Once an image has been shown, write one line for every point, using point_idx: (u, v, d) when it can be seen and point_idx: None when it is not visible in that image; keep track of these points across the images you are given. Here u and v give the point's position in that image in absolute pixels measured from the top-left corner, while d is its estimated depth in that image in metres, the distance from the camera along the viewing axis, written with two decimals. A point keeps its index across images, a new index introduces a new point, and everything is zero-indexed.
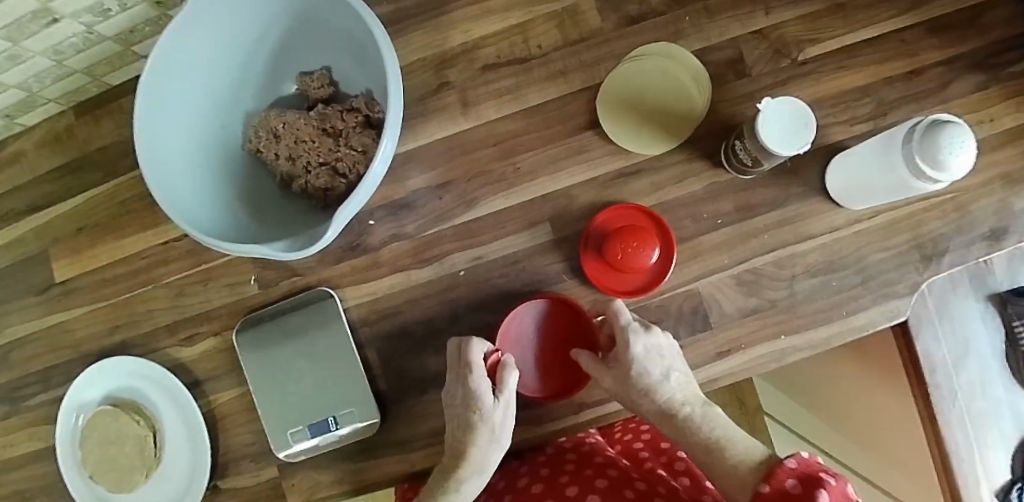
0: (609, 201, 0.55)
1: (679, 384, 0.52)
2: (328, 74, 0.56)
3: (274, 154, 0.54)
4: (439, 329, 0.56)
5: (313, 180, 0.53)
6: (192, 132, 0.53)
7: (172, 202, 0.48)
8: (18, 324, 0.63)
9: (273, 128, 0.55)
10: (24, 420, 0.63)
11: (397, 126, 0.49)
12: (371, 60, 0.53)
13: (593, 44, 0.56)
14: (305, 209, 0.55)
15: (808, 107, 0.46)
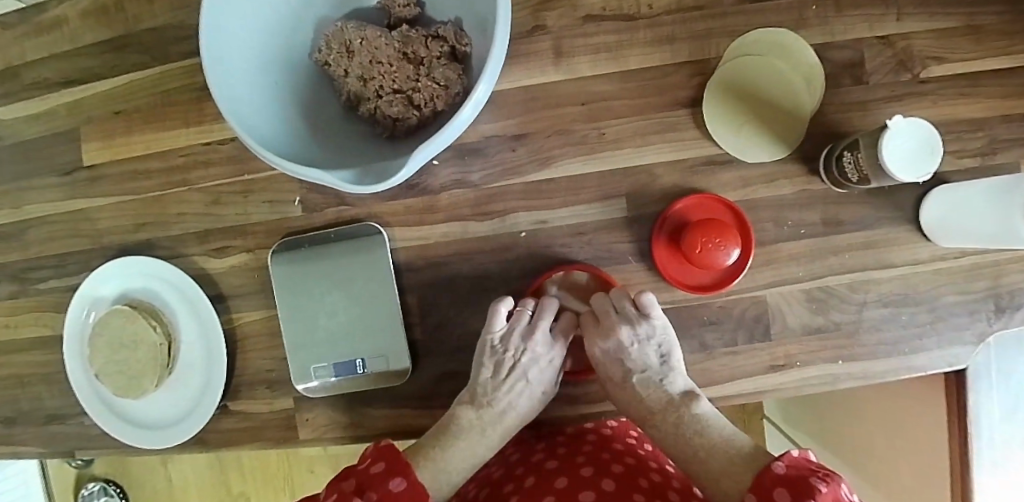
0: (692, 188, 0.51)
1: (660, 371, 0.49)
2: None
3: (346, 71, 0.50)
4: (488, 289, 0.52)
5: (384, 107, 0.48)
6: (261, 31, 0.49)
7: (233, 107, 0.44)
8: (41, 202, 0.61)
9: (348, 43, 0.50)
10: (31, 302, 0.62)
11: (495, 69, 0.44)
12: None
13: (708, 15, 0.51)
14: (369, 136, 0.51)
15: (936, 131, 0.43)
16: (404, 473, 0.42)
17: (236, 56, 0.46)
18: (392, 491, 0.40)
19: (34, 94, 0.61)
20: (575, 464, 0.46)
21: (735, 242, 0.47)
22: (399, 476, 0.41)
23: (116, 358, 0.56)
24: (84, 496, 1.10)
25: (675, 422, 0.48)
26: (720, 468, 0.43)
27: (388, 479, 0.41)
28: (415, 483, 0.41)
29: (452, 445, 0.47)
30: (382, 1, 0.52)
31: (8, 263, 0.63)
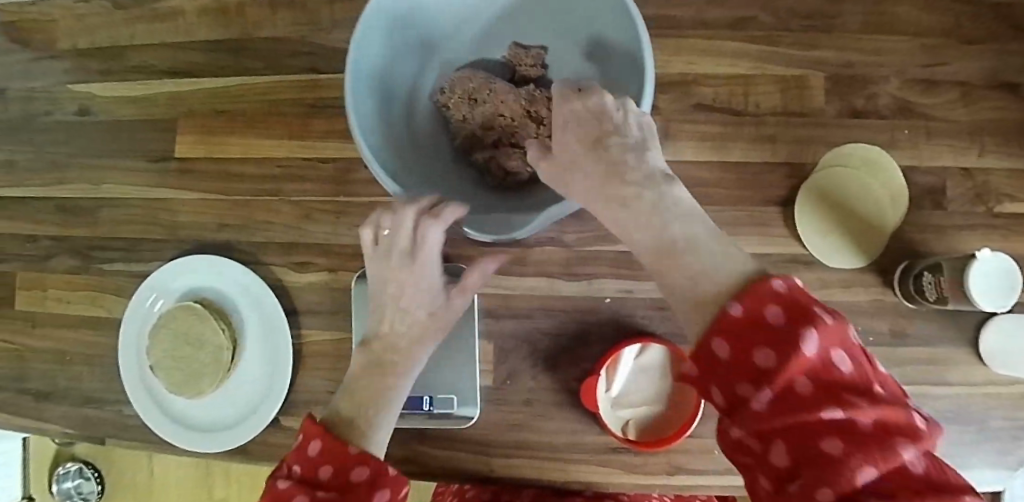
0: (773, 281, 0.54)
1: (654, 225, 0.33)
2: (543, 54, 0.53)
3: (467, 117, 0.52)
4: (564, 347, 0.53)
5: (502, 159, 0.50)
6: (397, 68, 0.51)
7: (367, 137, 0.46)
8: (122, 184, 0.61)
9: (473, 92, 0.52)
10: (90, 281, 0.61)
11: None
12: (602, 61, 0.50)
13: (809, 123, 0.54)
14: (478, 183, 0.53)
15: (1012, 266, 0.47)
16: (337, 459, 0.36)
17: (374, 89, 0.48)
18: (315, 459, 0.36)
19: (135, 77, 0.62)
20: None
21: None
22: (350, 468, 0.36)
23: (179, 353, 0.55)
24: (61, 474, 1.11)
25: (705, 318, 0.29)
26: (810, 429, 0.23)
27: (320, 465, 0.36)
28: (338, 444, 0.37)
29: (385, 380, 0.42)
30: (509, 56, 0.54)
31: (73, 237, 0.62)
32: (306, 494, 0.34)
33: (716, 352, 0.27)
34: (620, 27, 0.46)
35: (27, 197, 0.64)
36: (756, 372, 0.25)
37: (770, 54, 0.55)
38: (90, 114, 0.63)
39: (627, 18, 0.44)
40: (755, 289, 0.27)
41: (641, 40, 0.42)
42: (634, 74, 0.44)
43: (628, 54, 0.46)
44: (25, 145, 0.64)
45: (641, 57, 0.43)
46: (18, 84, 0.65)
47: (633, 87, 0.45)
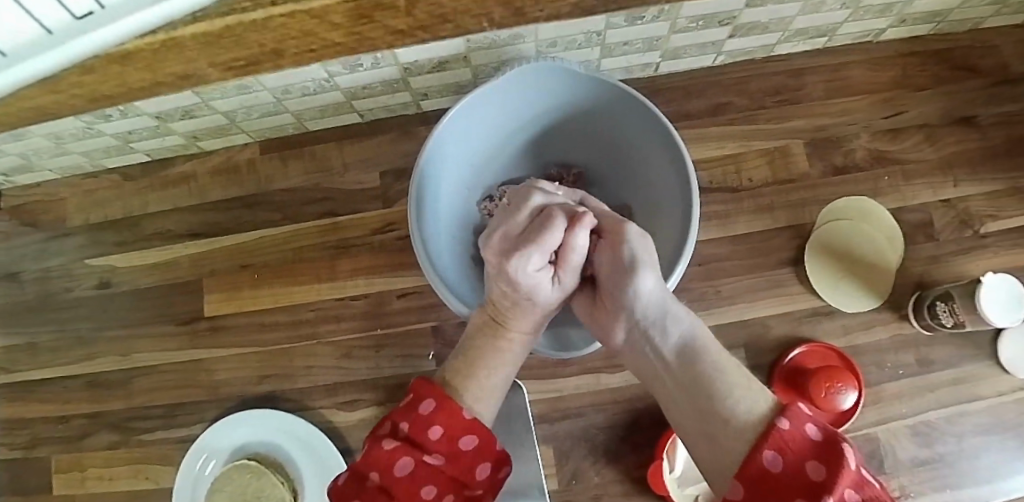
0: (802, 336, 0.57)
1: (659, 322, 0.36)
2: (583, 172, 0.57)
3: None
4: (621, 437, 0.55)
5: None
6: (450, 194, 0.53)
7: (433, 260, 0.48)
8: (152, 351, 0.61)
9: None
10: (132, 453, 0.61)
11: (674, 252, 0.48)
12: (644, 185, 0.54)
13: (799, 186, 0.59)
14: None
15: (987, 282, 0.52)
16: (445, 424, 0.30)
17: (434, 215, 0.51)
18: (425, 417, 0.30)
19: (153, 243, 0.63)
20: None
21: (846, 382, 0.52)
22: (459, 434, 0.31)
23: None
24: None
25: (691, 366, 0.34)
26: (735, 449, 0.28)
27: (430, 425, 0.30)
28: (453, 408, 0.31)
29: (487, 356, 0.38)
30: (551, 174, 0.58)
31: (108, 412, 0.62)
32: (415, 472, 0.28)
33: (808, 476, 0.23)
34: (665, 160, 0.50)
35: (55, 377, 0.64)
36: (826, 492, 0.22)
37: (752, 130, 0.60)
38: (111, 285, 0.63)
39: (676, 157, 0.48)
40: (823, 431, 0.24)
41: (689, 175, 0.47)
42: (679, 210, 0.48)
43: (673, 190, 0.50)
44: (47, 326, 0.65)
45: (689, 199, 0.47)
46: (32, 267, 0.66)
47: (676, 221, 0.49)
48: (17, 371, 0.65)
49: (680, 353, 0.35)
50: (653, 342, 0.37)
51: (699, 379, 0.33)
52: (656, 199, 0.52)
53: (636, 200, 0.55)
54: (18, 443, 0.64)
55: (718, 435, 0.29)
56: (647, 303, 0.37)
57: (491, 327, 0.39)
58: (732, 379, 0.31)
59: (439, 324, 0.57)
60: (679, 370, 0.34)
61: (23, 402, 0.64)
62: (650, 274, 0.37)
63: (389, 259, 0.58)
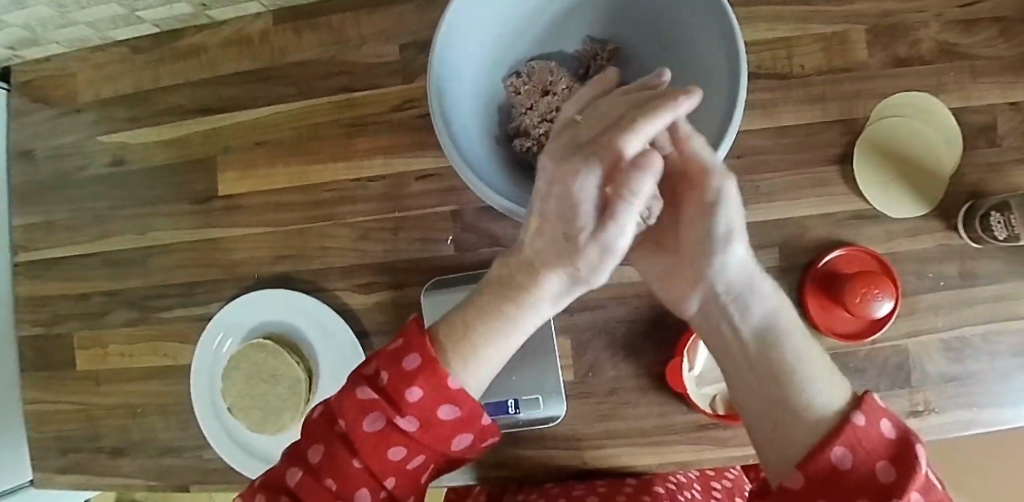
0: (841, 239, 0.53)
1: (740, 299, 0.33)
2: (619, 49, 0.53)
3: (535, 108, 0.50)
4: (643, 331, 0.53)
5: None
6: (473, 63, 0.49)
7: (453, 127, 0.44)
8: (168, 230, 0.60)
9: (545, 82, 0.51)
10: (151, 331, 0.61)
11: (714, 124, 0.43)
12: (685, 60, 0.49)
13: (854, 77, 0.54)
14: None
15: None
16: (426, 380, 0.32)
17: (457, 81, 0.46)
18: (408, 375, 0.32)
19: (166, 120, 0.61)
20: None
21: (885, 290, 0.49)
22: (436, 401, 0.32)
23: (254, 393, 0.55)
24: None
25: (764, 353, 0.32)
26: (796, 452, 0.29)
27: (410, 385, 0.32)
28: (437, 372, 0.32)
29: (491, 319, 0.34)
30: (582, 50, 0.53)
31: (125, 290, 0.62)
32: (382, 429, 0.32)
33: (879, 477, 0.25)
34: (708, 29, 0.45)
35: (71, 256, 0.63)
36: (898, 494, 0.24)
37: (808, 12, 0.54)
38: (124, 163, 0.62)
39: (723, 21, 0.43)
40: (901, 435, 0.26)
41: (737, 38, 0.41)
42: (723, 85, 0.43)
43: (718, 63, 0.44)
44: (62, 205, 0.63)
45: (737, 69, 0.42)
46: (45, 144, 0.64)
47: (719, 97, 0.44)
48: (35, 250, 0.64)
49: (758, 334, 0.32)
50: (731, 318, 0.34)
51: (772, 367, 0.31)
52: (698, 76, 0.47)
53: (677, 79, 0.50)
54: (39, 320, 0.64)
55: (788, 425, 0.29)
56: (732, 273, 0.33)
57: (503, 285, 0.34)
58: (813, 374, 0.30)
59: (460, 209, 0.55)
60: (756, 351, 0.32)
61: (42, 280, 0.64)
62: (741, 241, 0.33)
63: (408, 140, 0.56)
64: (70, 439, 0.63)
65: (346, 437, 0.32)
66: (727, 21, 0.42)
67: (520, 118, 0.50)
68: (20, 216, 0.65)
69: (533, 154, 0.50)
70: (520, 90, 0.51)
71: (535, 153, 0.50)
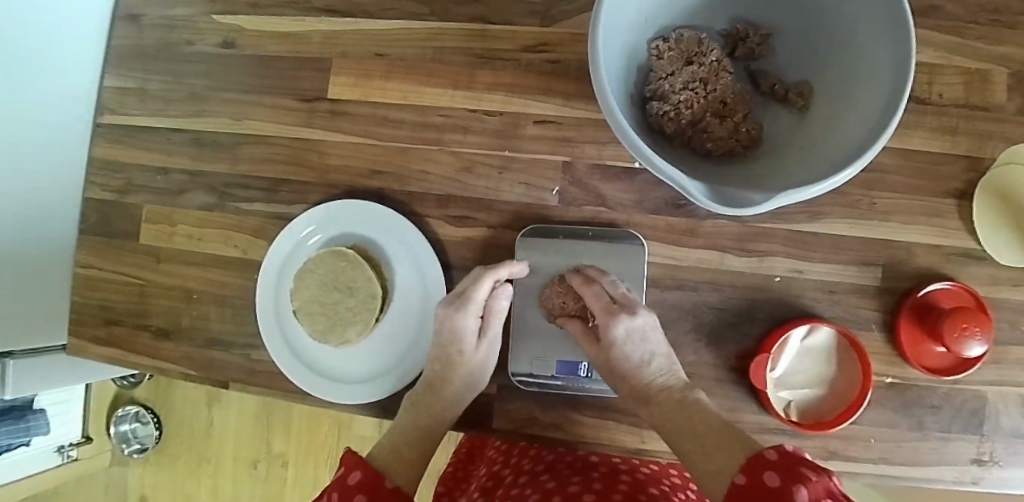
0: (944, 273, 0.53)
1: (654, 363, 0.48)
2: (769, 37, 0.52)
3: (677, 75, 0.50)
4: (729, 322, 0.53)
5: (720, 131, 0.49)
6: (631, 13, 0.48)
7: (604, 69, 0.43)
8: (266, 122, 0.59)
9: (690, 51, 0.51)
10: (225, 220, 0.59)
11: (863, 126, 0.43)
12: (837, 61, 0.49)
13: (991, 117, 0.53)
14: (683, 151, 0.51)
15: None
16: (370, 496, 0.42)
17: (615, 27, 0.45)
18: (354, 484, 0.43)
19: (287, 12, 0.59)
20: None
21: (987, 333, 0.47)
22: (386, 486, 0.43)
23: (326, 301, 0.54)
24: (117, 417, 1.13)
25: (674, 402, 0.47)
26: (718, 469, 0.40)
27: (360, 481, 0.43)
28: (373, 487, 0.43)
29: (443, 396, 0.51)
30: (732, 29, 0.52)
31: (208, 173, 0.60)
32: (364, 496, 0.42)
33: None
34: (873, 30, 0.44)
35: (159, 128, 0.62)
36: None
37: (957, 44, 0.54)
38: (234, 47, 0.61)
39: (892, 22, 0.42)
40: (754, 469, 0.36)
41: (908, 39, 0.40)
42: (881, 89, 0.43)
43: (875, 65, 0.44)
44: (161, 75, 0.62)
45: (903, 71, 0.41)
46: (155, 12, 0.63)
47: (874, 100, 0.43)
48: (123, 114, 0.63)
49: (652, 387, 0.48)
50: (660, 384, 0.48)
51: (676, 409, 0.46)
52: (851, 78, 0.47)
53: (823, 79, 0.50)
54: (111, 186, 0.63)
55: (710, 451, 0.41)
56: (633, 344, 0.48)
57: (437, 389, 0.51)
58: (698, 408, 0.46)
59: (572, 161, 0.54)
60: (660, 403, 0.47)
61: (123, 146, 0.63)
62: (638, 316, 0.48)
63: (533, 82, 0.55)
64: (117, 311, 0.62)
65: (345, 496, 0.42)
66: (903, 19, 0.40)
67: (659, 82, 0.50)
68: (114, 79, 0.63)
69: (668, 120, 0.49)
70: (664, 55, 0.50)
71: (670, 119, 0.49)
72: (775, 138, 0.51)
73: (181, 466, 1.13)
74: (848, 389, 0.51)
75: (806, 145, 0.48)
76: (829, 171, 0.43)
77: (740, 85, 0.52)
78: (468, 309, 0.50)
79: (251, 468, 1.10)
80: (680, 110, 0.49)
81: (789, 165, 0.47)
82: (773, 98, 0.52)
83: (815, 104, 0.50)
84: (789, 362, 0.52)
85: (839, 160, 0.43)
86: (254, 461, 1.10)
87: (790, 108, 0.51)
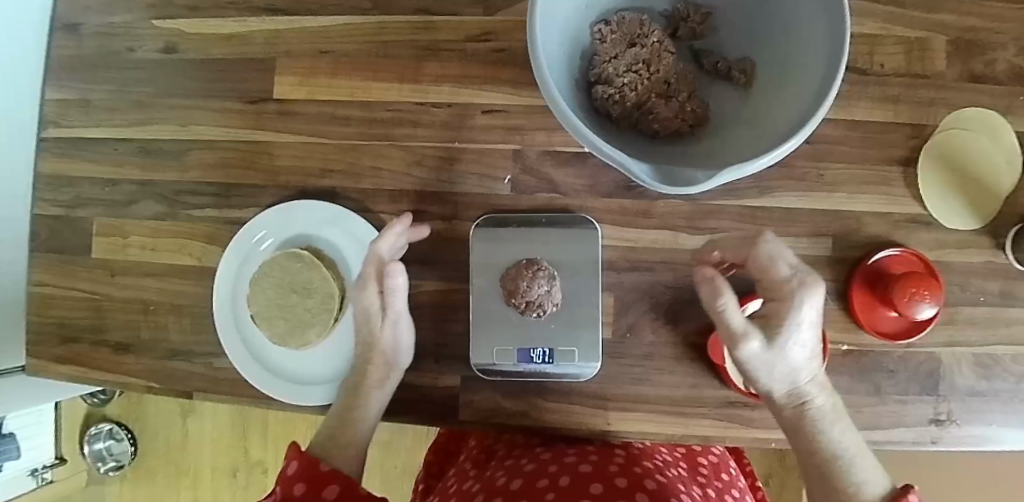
0: (893, 240, 0.54)
1: (811, 372, 0.44)
2: (711, 16, 0.52)
3: (620, 58, 0.50)
4: (687, 300, 0.53)
5: (665, 111, 0.49)
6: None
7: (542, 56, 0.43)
8: (214, 126, 0.58)
9: (632, 33, 0.51)
10: (178, 228, 0.59)
11: (801, 100, 0.44)
12: (778, 36, 0.49)
13: (931, 84, 0.54)
14: (629, 133, 0.51)
15: None
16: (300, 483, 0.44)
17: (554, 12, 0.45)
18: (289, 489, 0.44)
19: (229, 14, 0.58)
20: (607, 475, 0.48)
21: (936, 296, 0.48)
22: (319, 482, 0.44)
23: (283, 303, 0.53)
24: (91, 436, 1.11)
25: (800, 414, 0.45)
26: (842, 496, 0.44)
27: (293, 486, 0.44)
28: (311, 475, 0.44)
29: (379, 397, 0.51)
30: (674, 10, 0.52)
31: (158, 182, 0.59)
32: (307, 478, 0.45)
33: None
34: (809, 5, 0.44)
35: (105, 138, 0.61)
36: None
37: (895, 13, 0.54)
38: (177, 52, 0.59)
39: None
40: None
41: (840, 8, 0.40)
42: (818, 61, 0.43)
43: (813, 37, 0.44)
44: (103, 84, 0.61)
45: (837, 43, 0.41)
46: (94, 20, 0.61)
47: (812, 75, 0.43)
48: (67, 127, 0.61)
49: (794, 399, 0.44)
50: (811, 399, 0.45)
51: (801, 427, 0.45)
52: (789, 53, 0.47)
53: (765, 56, 0.50)
54: (60, 201, 0.61)
55: (822, 464, 0.45)
56: (800, 350, 0.42)
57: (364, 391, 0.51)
58: (847, 445, 0.44)
59: (523, 149, 0.54)
60: (793, 415, 0.45)
61: (69, 160, 0.61)
62: (813, 306, 0.41)
63: (480, 72, 0.55)
64: (73, 328, 0.61)
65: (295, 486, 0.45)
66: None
67: (603, 65, 0.50)
68: (55, 90, 0.62)
69: (613, 103, 0.49)
70: (607, 38, 0.50)
71: (615, 103, 0.49)
72: (722, 117, 0.51)
73: (161, 480, 1.11)
74: None
75: (751, 121, 0.48)
76: (769, 147, 0.43)
77: (683, 65, 0.53)
78: (366, 285, 0.50)
79: (230, 477, 1.09)
80: (625, 92, 0.49)
81: (733, 143, 0.47)
82: (717, 76, 0.52)
83: (757, 80, 0.50)
84: None
85: (781, 135, 0.43)
86: (232, 470, 1.09)
87: (735, 85, 0.51)
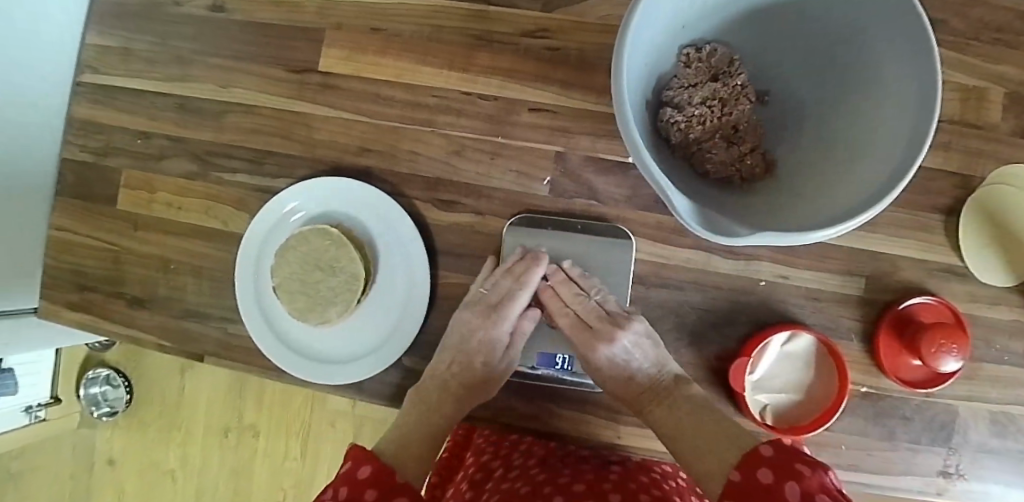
0: (925, 288, 0.53)
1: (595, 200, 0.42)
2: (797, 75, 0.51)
3: (698, 87, 0.49)
4: (712, 323, 0.53)
5: (721, 153, 0.49)
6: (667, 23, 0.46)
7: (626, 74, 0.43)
8: (254, 90, 0.57)
9: (718, 69, 0.51)
10: (207, 189, 0.58)
11: (861, 187, 0.40)
12: (856, 105, 0.45)
13: (983, 136, 0.53)
14: (682, 164, 0.50)
15: None
16: (380, 486, 0.36)
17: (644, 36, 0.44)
18: (359, 480, 0.37)
19: None
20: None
21: (964, 350, 0.48)
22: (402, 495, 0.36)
23: (307, 279, 0.53)
24: (88, 379, 1.11)
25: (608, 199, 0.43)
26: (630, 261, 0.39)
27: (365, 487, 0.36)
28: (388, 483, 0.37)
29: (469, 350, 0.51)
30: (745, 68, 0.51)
31: (191, 140, 0.58)
32: (381, 495, 0.36)
33: (748, 461, 0.37)
34: (902, 93, 0.41)
35: (143, 89, 0.60)
36: (760, 482, 0.35)
37: (955, 61, 0.54)
38: (226, 10, 0.58)
39: (921, 86, 0.39)
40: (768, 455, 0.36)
41: (930, 97, 0.37)
42: (895, 146, 0.39)
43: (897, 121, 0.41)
44: (146, 34, 0.60)
45: (919, 138, 0.38)
46: None
47: (888, 156, 0.40)
48: (104, 72, 0.60)
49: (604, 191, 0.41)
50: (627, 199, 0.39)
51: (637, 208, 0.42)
52: (871, 126, 0.43)
53: (834, 123, 0.47)
54: (90, 147, 0.61)
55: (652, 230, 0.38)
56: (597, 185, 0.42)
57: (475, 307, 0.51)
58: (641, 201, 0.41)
59: (565, 152, 0.54)
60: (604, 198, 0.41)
61: (104, 106, 0.60)
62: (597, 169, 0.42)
63: (531, 68, 0.54)
64: (88, 275, 0.60)
65: (357, 496, 0.36)
66: (932, 85, 0.37)
67: (680, 90, 0.49)
68: (98, 35, 0.61)
69: (677, 129, 0.49)
70: (692, 64, 0.50)
71: (679, 129, 0.49)
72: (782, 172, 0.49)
73: (150, 434, 1.11)
74: (825, 394, 0.51)
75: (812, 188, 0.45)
76: (824, 223, 0.40)
77: (755, 116, 0.52)
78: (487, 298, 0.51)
79: (222, 437, 1.09)
80: (690, 123, 0.49)
81: (798, 207, 0.44)
82: (793, 136, 0.50)
83: (832, 145, 0.46)
84: (772, 363, 0.52)
85: (841, 209, 0.40)
86: (225, 430, 1.09)
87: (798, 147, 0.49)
